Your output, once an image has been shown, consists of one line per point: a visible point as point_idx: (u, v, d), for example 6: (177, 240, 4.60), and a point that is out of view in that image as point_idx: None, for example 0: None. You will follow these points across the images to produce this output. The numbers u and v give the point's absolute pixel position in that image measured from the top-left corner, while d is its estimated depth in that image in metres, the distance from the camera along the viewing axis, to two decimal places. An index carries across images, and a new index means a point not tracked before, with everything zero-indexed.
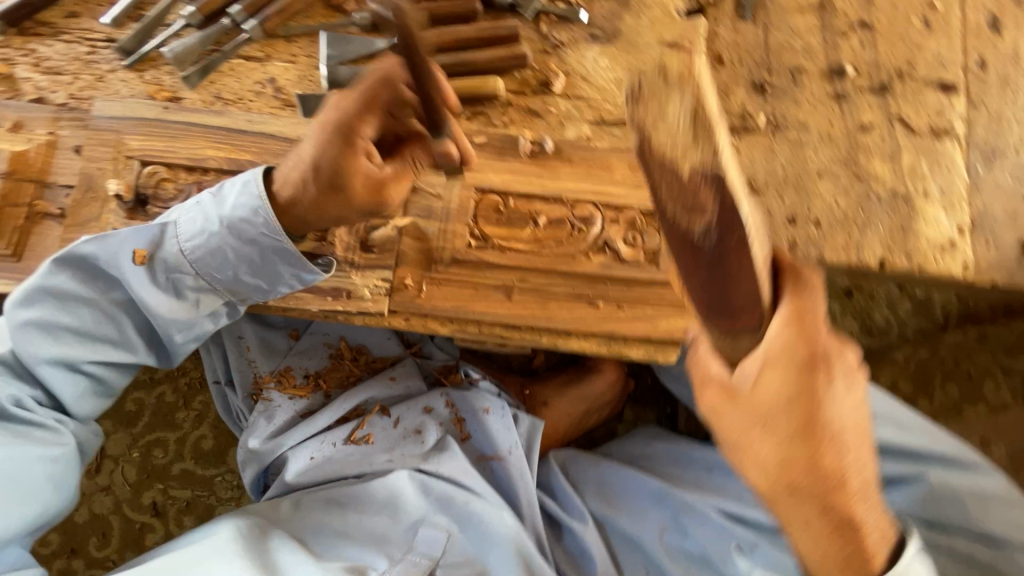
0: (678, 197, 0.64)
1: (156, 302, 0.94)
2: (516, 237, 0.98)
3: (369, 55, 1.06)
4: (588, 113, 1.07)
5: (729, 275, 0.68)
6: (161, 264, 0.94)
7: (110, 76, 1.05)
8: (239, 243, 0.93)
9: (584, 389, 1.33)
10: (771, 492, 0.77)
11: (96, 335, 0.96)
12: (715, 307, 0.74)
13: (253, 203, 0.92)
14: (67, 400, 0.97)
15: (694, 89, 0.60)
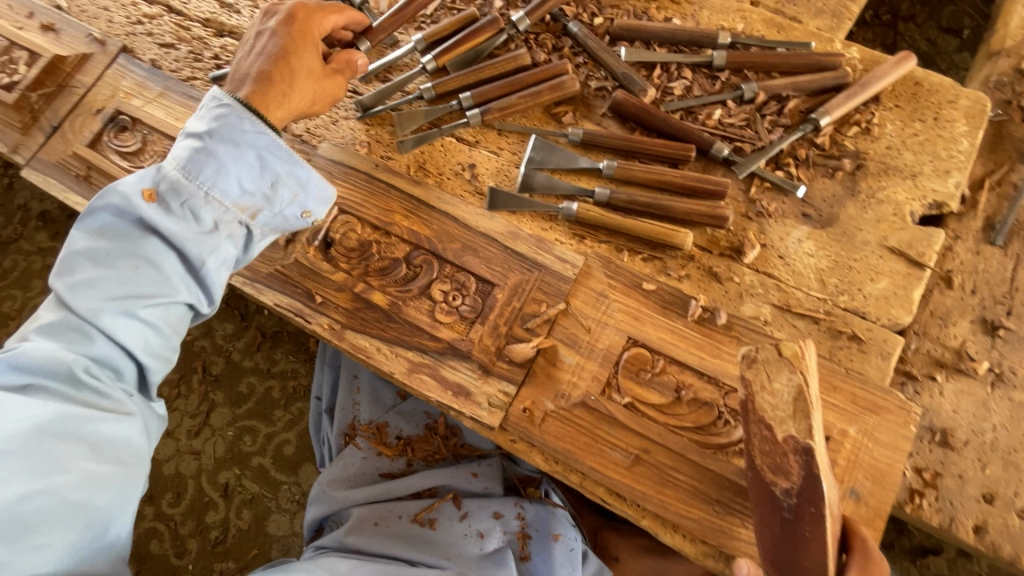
0: (771, 457, 0.77)
1: (168, 227, 0.83)
2: (653, 403, 0.91)
3: (570, 169, 1.07)
4: (773, 294, 0.97)
5: (799, 544, 0.76)
6: (169, 194, 0.84)
7: (343, 123, 1.15)
8: (233, 150, 0.86)
9: (661, 566, 1.18)
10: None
11: (142, 279, 0.81)
12: (782, 564, 0.77)
13: (227, 114, 0.87)
14: (130, 354, 0.82)
15: (804, 374, 0.73)
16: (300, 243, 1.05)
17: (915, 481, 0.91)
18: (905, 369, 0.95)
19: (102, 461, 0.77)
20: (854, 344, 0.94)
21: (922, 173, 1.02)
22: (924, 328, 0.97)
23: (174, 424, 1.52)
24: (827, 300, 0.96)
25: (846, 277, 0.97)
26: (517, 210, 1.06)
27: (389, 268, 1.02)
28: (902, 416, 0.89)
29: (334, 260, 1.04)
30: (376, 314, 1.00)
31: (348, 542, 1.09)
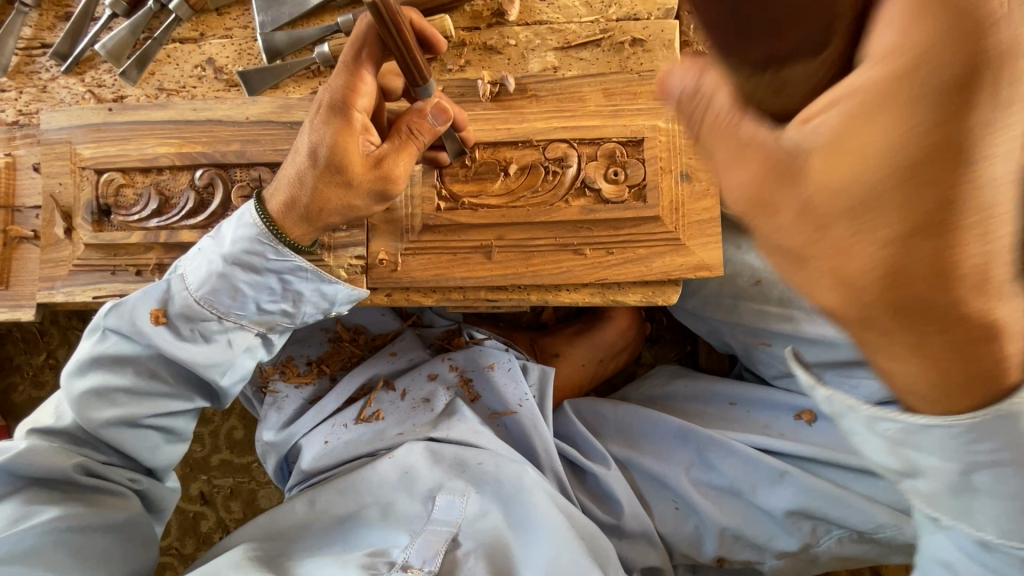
0: None
1: (190, 354, 0.85)
2: (487, 191, 0.91)
3: (306, 14, 0.97)
4: (551, 39, 0.96)
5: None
6: (173, 310, 0.86)
7: (53, 85, 1.01)
8: (254, 276, 0.84)
9: (596, 339, 1.28)
10: (857, 313, 0.52)
11: (151, 383, 0.88)
12: (736, 27, 0.45)
13: (258, 237, 0.84)
14: (143, 459, 0.92)
15: None
16: (80, 226, 0.95)
17: None
18: (693, 49, 0.98)
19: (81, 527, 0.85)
20: (638, 48, 0.95)
21: None
22: None
23: None
24: (600, 19, 0.95)
25: None
26: (278, 83, 0.97)
27: (181, 203, 0.94)
28: None
29: (124, 225, 0.94)
30: None
31: (307, 467, 1.12)
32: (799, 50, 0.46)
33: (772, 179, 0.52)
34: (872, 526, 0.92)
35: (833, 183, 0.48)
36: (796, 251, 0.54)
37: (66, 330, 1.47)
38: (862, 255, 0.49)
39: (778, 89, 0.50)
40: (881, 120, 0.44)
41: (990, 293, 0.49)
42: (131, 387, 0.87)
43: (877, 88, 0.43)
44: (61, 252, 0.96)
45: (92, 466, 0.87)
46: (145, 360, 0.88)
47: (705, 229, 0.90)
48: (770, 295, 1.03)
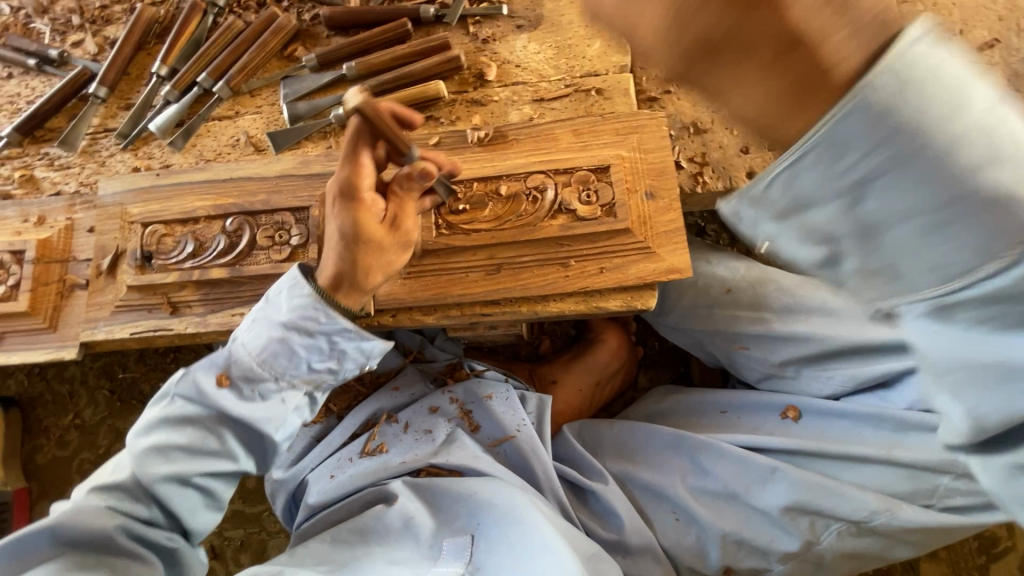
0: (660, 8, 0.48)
1: (252, 412, 0.98)
2: (479, 218, 1.04)
3: (321, 88, 1.17)
4: (527, 96, 1.14)
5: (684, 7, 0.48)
6: (237, 377, 0.98)
7: (111, 159, 1.20)
8: (307, 338, 0.96)
9: (591, 362, 1.34)
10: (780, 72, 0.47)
11: (205, 446, 0.99)
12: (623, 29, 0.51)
13: (319, 303, 0.95)
14: (183, 521, 1.00)
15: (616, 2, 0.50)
16: (125, 271, 1.08)
17: (693, 168, 1.11)
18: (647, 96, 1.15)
19: None
20: (600, 96, 1.12)
21: None
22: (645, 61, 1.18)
23: None
24: (566, 78, 1.14)
25: (571, 54, 1.15)
26: (300, 140, 1.15)
27: (214, 246, 1.08)
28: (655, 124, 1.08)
29: (163, 268, 1.08)
30: (224, 287, 1.07)
31: (315, 501, 1.16)
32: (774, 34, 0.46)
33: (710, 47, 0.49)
34: (865, 514, 0.93)
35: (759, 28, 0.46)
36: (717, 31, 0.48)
37: (95, 390, 1.57)
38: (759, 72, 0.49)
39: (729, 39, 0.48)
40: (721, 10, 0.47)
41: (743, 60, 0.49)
42: (186, 447, 0.97)
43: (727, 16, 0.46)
44: (107, 296, 1.09)
45: (133, 528, 0.94)
46: (205, 422, 0.99)
47: (671, 238, 1.01)
48: (742, 300, 1.13)
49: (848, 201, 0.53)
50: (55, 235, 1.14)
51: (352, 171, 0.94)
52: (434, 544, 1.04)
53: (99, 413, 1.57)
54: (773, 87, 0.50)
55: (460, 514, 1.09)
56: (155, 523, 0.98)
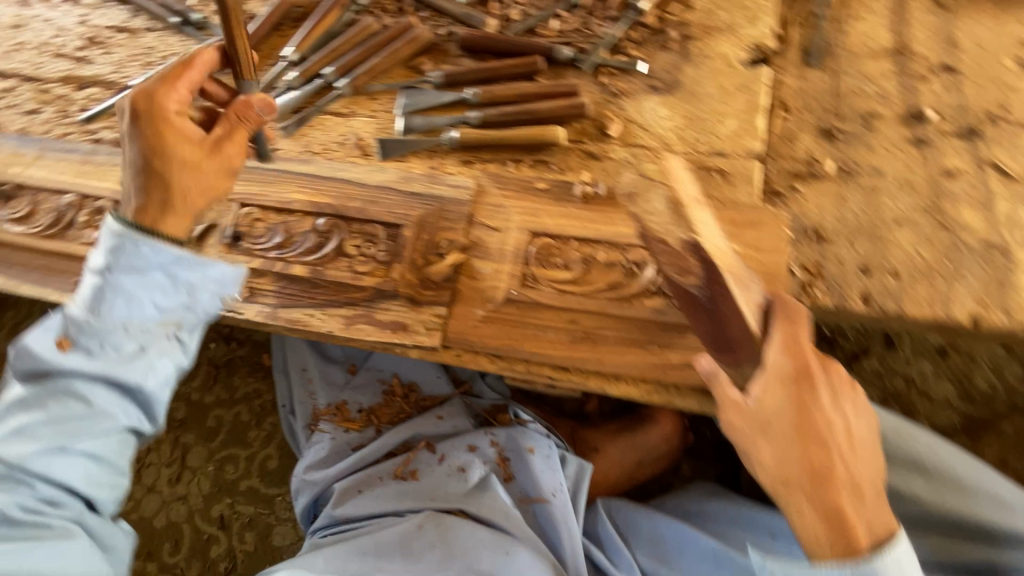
0: (721, 335, 0.87)
1: (96, 366, 0.87)
2: (569, 280, 1.00)
3: (440, 105, 1.16)
4: (645, 161, 1.09)
5: (720, 320, 0.86)
6: (80, 337, 0.88)
7: (224, 130, 1.22)
8: (137, 275, 0.89)
9: (638, 440, 1.28)
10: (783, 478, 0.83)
11: (81, 416, 0.86)
12: (719, 345, 0.88)
13: (124, 243, 0.89)
14: (79, 490, 0.88)
15: (797, 321, 0.85)
16: (213, 245, 1.10)
17: (805, 276, 1.02)
18: (771, 188, 1.07)
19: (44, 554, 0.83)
20: (722, 178, 1.06)
21: (735, 26, 1.16)
22: (777, 151, 1.10)
23: (154, 477, 1.51)
24: (690, 151, 1.09)
25: (701, 128, 1.10)
26: (408, 153, 1.14)
27: (301, 241, 1.08)
28: (774, 225, 1.02)
29: (248, 251, 1.08)
30: (301, 285, 1.06)
31: (339, 514, 1.13)
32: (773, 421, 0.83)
33: (786, 384, 0.83)
34: None
35: (771, 411, 0.83)
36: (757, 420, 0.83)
37: None
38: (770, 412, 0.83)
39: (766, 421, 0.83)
40: (782, 388, 0.83)
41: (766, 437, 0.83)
42: (50, 412, 0.85)
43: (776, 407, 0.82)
44: None
45: (28, 503, 0.84)
46: (59, 379, 0.86)
47: None
48: None
49: None
50: None
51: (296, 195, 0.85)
52: None
53: None
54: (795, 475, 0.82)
55: (484, 558, 1.04)
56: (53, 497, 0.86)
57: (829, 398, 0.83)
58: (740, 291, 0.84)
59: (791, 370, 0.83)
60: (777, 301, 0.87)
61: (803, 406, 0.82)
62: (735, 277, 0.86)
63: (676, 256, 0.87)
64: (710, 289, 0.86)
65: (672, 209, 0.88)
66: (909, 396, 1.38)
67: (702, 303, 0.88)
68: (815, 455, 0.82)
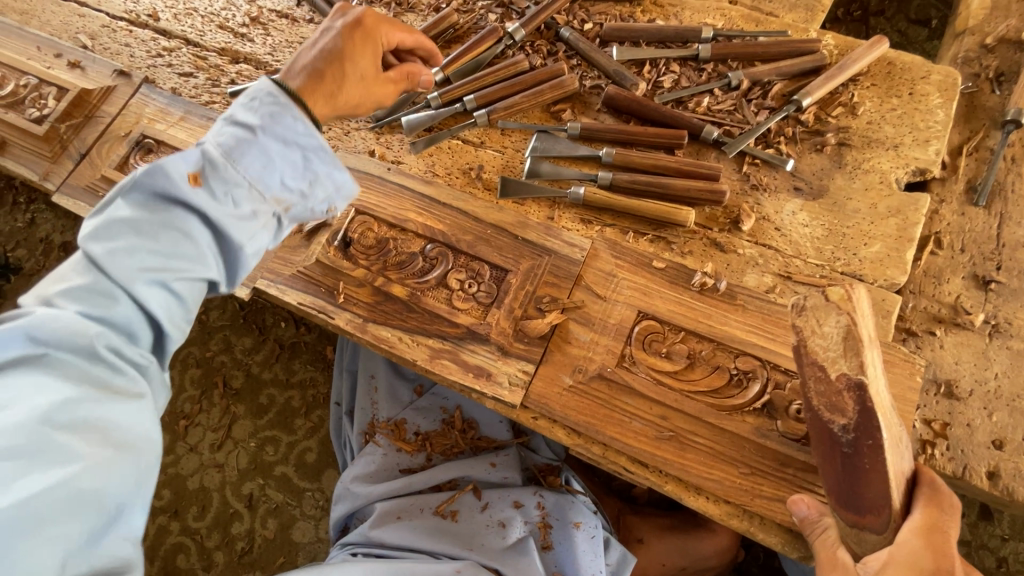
0: (851, 491, 0.78)
1: (192, 191, 0.75)
2: (670, 373, 0.94)
3: (571, 157, 1.13)
4: (772, 264, 1.03)
5: (859, 477, 0.77)
6: (211, 175, 0.77)
7: (355, 133, 1.24)
8: (254, 128, 0.81)
9: (687, 546, 1.19)
10: None
11: (180, 240, 0.75)
12: (846, 500, 0.79)
13: (280, 112, 0.82)
14: (158, 323, 0.76)
15: (945, 509, 0.78)
16: (321, 244, 1.11)
17: (926, 432, 0.94)
18: (904, 326, 1.00)
19: (110, 410, 0.69)
20: None
21: (903, 143, 1.08)
22: (919, 287, 1.02)
23: (198, 439, 1.55)
24: (825, 265, 1.02)
25: (841, 244, 1.02)
26: (529, 198, 1.12)
27: (406, 262, 1.07)
28: (907, 368, 0.92)
29: (353, 259, 1.09)
30: (396, 305, 1.05)
31: (373, 536, 1.11)
32: None
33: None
34: None
35: None
36: None
37: (229, 299, 1.66)
38: None
39: None
40: None
41: None
42: (140, 229, 0.74)
43: None
44: (295, 257, 1.12)
45: (111, 345, 0.71)
46: (154, 190, 0.75)
47: None
48: None
49: None
50: None
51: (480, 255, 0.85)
52: None
53: (221, 320, 1.65)
54: None
55: None
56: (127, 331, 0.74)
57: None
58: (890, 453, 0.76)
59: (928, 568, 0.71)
60: (924, 477, 0.83)
61: None
62: (890, 436, 0.76)
63: (830, 390, 0.76)
64: (858, 437, 0.76)
65: (846, 339, 0.75)
66: None
67: (841, 446, 0.78)
68: None
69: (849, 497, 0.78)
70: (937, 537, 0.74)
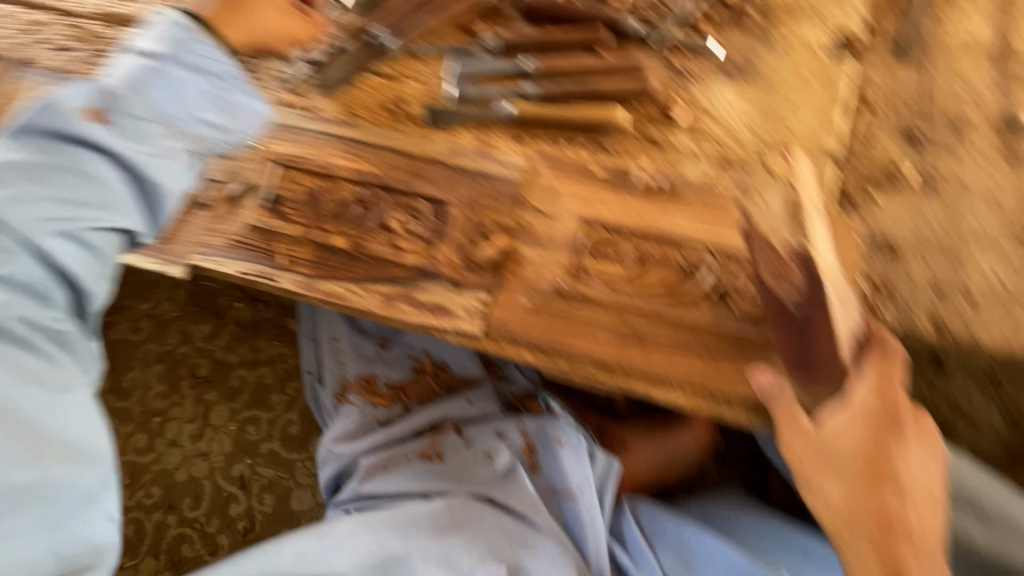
0: (806, 356, 0.85)
1: (123, 144, 1.00)
2: (622, 274, 0.95)
3: (496, 75, 1.09)
4: (711, 154, 1.02)
5: (811, 340, 0.84)
6: (117, 108, 1.02)
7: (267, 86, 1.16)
8: (189, 68, 1.10)
9: (668, 440, 1.26)
10: (836, 521, 0.81)
11: (84, 185, 0.95)
12: (800, 364, 0.85)
13: (189, 39, 1.12)
14: (78, 280, 0.94)
15: (894, 353, 0.84)
16: (252, 208, 1.06)
17: (871, 290, 0.95)
18: (842, 193, 1.02)
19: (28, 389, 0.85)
20: None
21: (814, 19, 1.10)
22: (851, 153, 1.04)
23: (176, 432, 1.52)
24: (760, 146, 1.02)
25: (773, 123, 1.02)
26: (455, 124, 1.07)
27: (343, 211, 1.03)
28: (847, 233, 0.95)
29: (287, 217, 1.04)
30: (339, 257, 1.01)
31: (363, 489, 1.11)
32: (850, 460, 0.81)
33: (873, 423, 0.81)
34: None
35: (849, 449, 0.81)
36: (832, 453, 0.81)
37: (180, 289, 1.61)
38: (848, 450, 0.81)
39: (840, 457, 0.81)
40: (863, 425, 0.81)
41: (832, 473, 0.82)
42: (59, 199, 0.93)
43: (857, 444, 0.81)
44: (224, 225, 1.06)
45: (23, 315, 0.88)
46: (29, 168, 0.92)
47: None
48: None
49: None
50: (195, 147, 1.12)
51: None
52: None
53: (175, 311, 1.60)
54: (857, 517, 0.80)
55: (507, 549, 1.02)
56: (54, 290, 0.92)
57: (915, 448, 0.83)
58: (839, 312, 0.84)
59: (875, 411, 0.81)
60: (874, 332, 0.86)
61: (881, 446, 0.81)
62: (838, 299, 0.85)
63: (779, 263, 0.88)
64: (808, 308, 0.85)
65: (787, 213, 0.95)
66: (952, 421, 1.33)
67: (795, 319, 0.85)
68: (886, 500, 0.81)
69: (805, 363, 0.85)
70: (886, 383, 0.82)
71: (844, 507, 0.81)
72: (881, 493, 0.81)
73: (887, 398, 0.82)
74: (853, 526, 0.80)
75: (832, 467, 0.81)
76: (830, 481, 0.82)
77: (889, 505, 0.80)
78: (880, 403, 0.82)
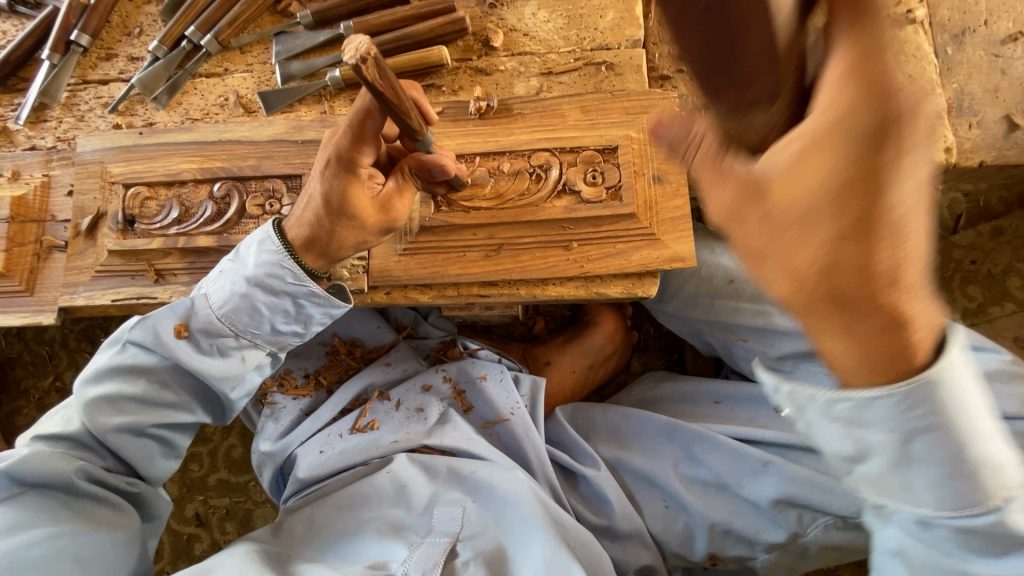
0: (732, 97, 0.66)
1: None
2: (478, 195, 1.00)
3: (317, 46, 1.10)
4: (534, 67, 1.09)
5: (736, 24, 0.61)
6: None
7: (91, 114, 1.13)
8: None
9: (585, 345, 1.33)
10: (803, 300, 0.64)
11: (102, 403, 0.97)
12: (716, 80, 0.66)
13: None
14: (138, 468, 0.99)
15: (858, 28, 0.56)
16: (106, 234, 1.03)
17: None
18: (659, 74, 1.11)
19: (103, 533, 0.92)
20: (611, 72, 1.07)
21: None
22: (659, 37, 1.12)
23: None
24: (576, 49, 1.09)
25: (582, 25, 1.10)
26: (294, 101, 1.09)
27: (200, 212, 1.03)
28: (667, 105, 1.03)
29: (147, 233, 1.03)
30: (211, 256, 1.02)
31: (305, 476, 1.14)
32: (816, 210, 0.61)
33: (866, 133, 0.57)
34: (854, 510, 0.93)
35: (813, 193, 0.60)
36: (774, 223, 0.63)
37: (76, 353, 1.53)
38: (816, 178, 0.60)
39: (794, 215, 0.62)
40: (830, 151, 0.59)
41: (795, 231, 0.62)
42: (141, 396, 0.96)
43: (827, 186, 0.60)
44: (87, 260, 1.04)
45: (93, 471, 0.94)
46: (160, 372, 0.97)
47: (676, 225, 0.98)
48: (744, 291, 1.13)
49: (882, 433, 0.66)
50: (31, 192, 1.08)
51: (355, 145, 0.87)
52: (424, 519, 1.05)
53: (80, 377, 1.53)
54: (821, 295, 0.63)
55: (454, 487, 1.08)
56: (112, 469, 0.98)
57: (919, 153, 0.58)
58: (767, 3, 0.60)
59: (866, 122, 0.57)
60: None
61: (868, 167, 0.58)
62: None
63: None
64: None
65: None
66: None
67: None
68: (881, 253, 0.60)
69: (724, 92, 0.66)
70: (867, 66, 0.56)
71: (813, 276, 0.63)
72: (876, 217, 0.59)
73: (875, 76, 0.56)
74: (834, 299, 0.62)
75: (791, 224, 0.62)
76: (772, 261, 0.65)
77: (881, 257, 0.60)
78: (864, 108, 0.57)
